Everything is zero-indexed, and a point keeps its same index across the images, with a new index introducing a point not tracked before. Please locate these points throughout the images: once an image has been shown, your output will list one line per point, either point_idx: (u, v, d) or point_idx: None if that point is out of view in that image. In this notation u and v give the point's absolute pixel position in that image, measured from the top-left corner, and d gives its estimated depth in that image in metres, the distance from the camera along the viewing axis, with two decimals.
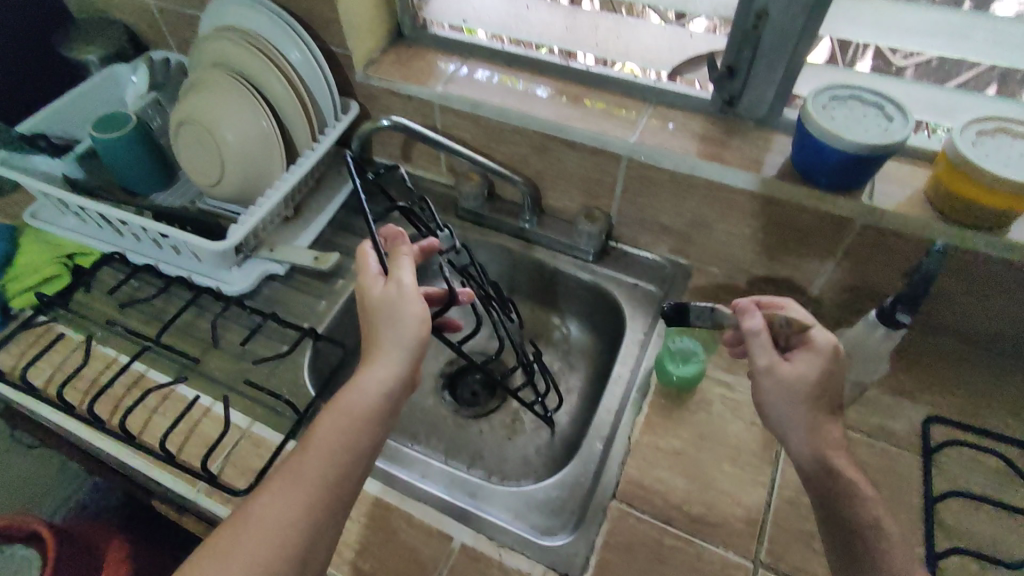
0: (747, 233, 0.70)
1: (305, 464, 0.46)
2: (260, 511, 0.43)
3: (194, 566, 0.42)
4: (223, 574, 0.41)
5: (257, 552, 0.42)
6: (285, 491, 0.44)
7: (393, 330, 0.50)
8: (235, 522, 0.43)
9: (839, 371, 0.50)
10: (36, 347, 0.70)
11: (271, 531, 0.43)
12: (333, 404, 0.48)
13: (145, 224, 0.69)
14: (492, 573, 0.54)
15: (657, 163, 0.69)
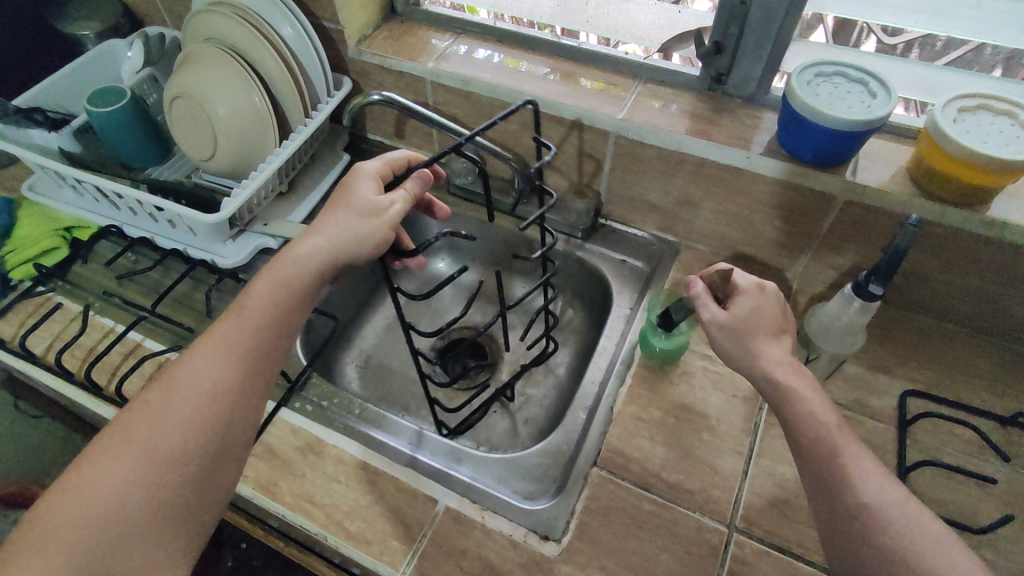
0: (733, 211, 0.71)
1: (236, 329, 0.49)
2: (191, 370, 0.47)
3: (128, 419, 0.45)
4: (158, 425, 0.44)
5: (189, 406, 0.45)
6: (215, 354, 0.48)
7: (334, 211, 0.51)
8: (166, 382, 0.46)
9: (771, 302, 0.51)
10: (36, 316, 0.72)
11: (201, 388, 0.46)
12: (265, 275, 0.51)
13: (140, 197, 0.70)
14: (475, 535, 0.56)
15: (645, 140, 0.69)
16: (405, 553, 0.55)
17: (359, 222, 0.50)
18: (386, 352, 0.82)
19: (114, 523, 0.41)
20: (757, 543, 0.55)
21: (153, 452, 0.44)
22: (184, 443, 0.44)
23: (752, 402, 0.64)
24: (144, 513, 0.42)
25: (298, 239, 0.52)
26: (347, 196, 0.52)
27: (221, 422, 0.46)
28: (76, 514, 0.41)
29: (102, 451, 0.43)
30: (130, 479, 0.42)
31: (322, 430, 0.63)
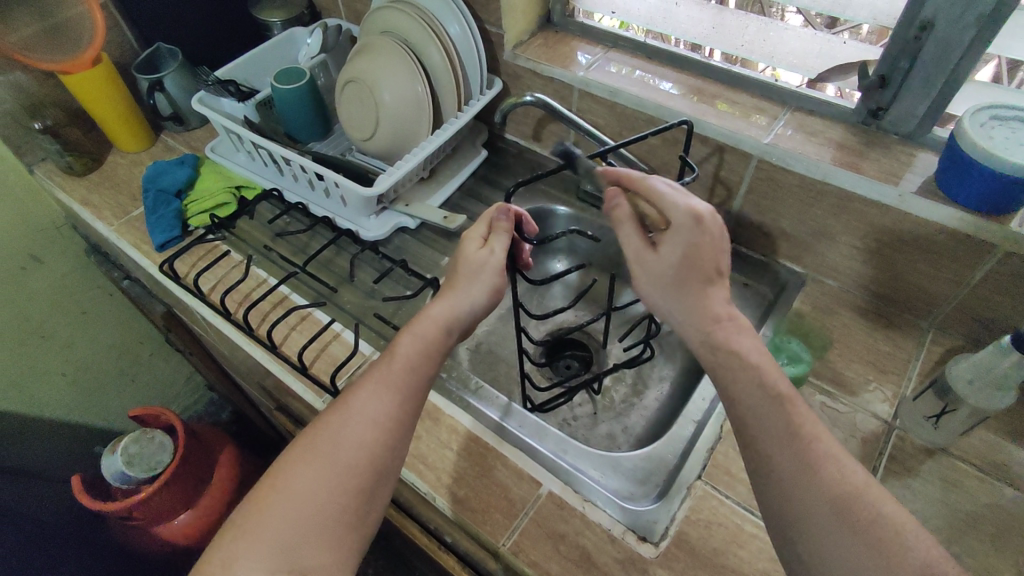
0: (873, 248, 0.69)
1: (391, 367, 0.53)
2: (351, 406, 0.51)
3: (297, 453, 0.49)
4: (325, 457, 0.48)
5: (351, 438, 0.49)
6: (376, 393, 0.51)
7: (464, 270, 0.58)
8: (329, 416, 0.51)
9: (706, 242, 0.49)
10: (206, 260, 0.82)
11: (360, 423, 0.50)
12: (410, 324, 0.55)
13: (307, 165, 0.78)
14: (575, 522, 0.58)
15: (789, 165, 0.69)
16: (507, 527, 0.58)
17: (474, 287, 0.57)
18: (497, 341, 0.86)
19: (294, 547, 0.45)
20: None
21: (326, 483, 0.47)
22: (347, 477, 0.48)
23: (870, 445, 0.62)
24: (317, 540, 0.45)
25: (427, 304, 0.57)
26: (458, 263, 0.58)
27: (379, 453, 0.49)
28: (262, 540, 0.45)
29: (279, 480, 0.47)
30: (305, 510, 0.46)
31: (440, 399, 0.67)
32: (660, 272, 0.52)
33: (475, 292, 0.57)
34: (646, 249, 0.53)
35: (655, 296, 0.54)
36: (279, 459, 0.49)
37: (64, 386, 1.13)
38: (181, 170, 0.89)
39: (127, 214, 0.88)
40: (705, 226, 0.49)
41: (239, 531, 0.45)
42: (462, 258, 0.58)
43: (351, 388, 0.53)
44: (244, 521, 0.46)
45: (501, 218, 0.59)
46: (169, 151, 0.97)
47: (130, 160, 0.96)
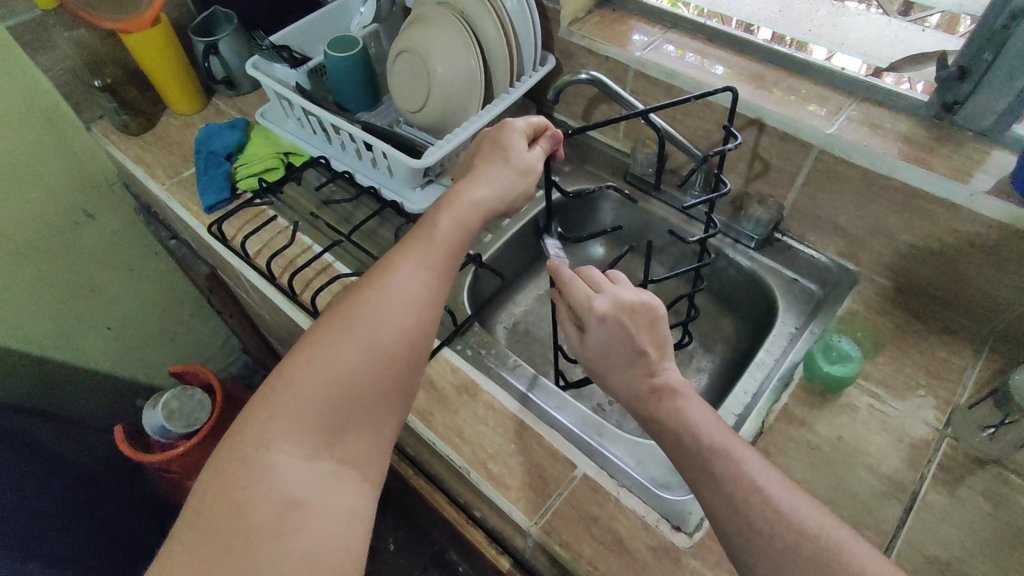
0: (935, 248, 0.66)
1: (431, 250, 0.54)
2: (392, 280, 0.51)
3: (338, 323, 0.49)
4: (373, 326, 0.49)
5: (397, 310, 0.50)
6: (417, 271, 0.52)
7: (503, 160, 0.59)
8: (368, 290, 0.51)
9: (617, 335, 0.53)
10: (253, 223, 0.83)
11: (404, 298, 0.50)
12: (447, 208, 0.57)
13: (357, 134, 0.78)
14: (608, 507, 0.57)
15: (852, 158, 0.66)
16: (539, 506, 0.58)
17: (515, 181, 0.60)
18: (534, 321, 0.86)
19: (344, 406, 0.46)
20: None
21: (372, 353, 0.48)
22: (394, 347, 0.49)
23: (917, 452, 0.60)
24: (363, 408, 0.47)
25: (464, 184, 0.58)
26: (505, 151, 0.60)
27: (422, 327, 0.51)
28: (310, 399, 0.45)
29: (323, 344, 0.47)
30: (354, 374, 0.47)
31: (477, 373, 0.68)
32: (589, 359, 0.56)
33: (516, 189, 0.60)
34: (577, 338, 0.58)
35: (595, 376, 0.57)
36: (317, 327, 0.49)
37: (110, 340, 1.17)
38: (232, 134, 0.89)
39: (178, 174, 0.89)
40: (611, 320, 0.53)
41: (285, 390, 0.45)
42: (511, 149, 0.60)
43: (386, 264, 0.53)
44: (290, 380, 0.46)
45: (547, 141, 0.63)
46: (220, 114, 0.98)
47: (183, 121, 0.97)
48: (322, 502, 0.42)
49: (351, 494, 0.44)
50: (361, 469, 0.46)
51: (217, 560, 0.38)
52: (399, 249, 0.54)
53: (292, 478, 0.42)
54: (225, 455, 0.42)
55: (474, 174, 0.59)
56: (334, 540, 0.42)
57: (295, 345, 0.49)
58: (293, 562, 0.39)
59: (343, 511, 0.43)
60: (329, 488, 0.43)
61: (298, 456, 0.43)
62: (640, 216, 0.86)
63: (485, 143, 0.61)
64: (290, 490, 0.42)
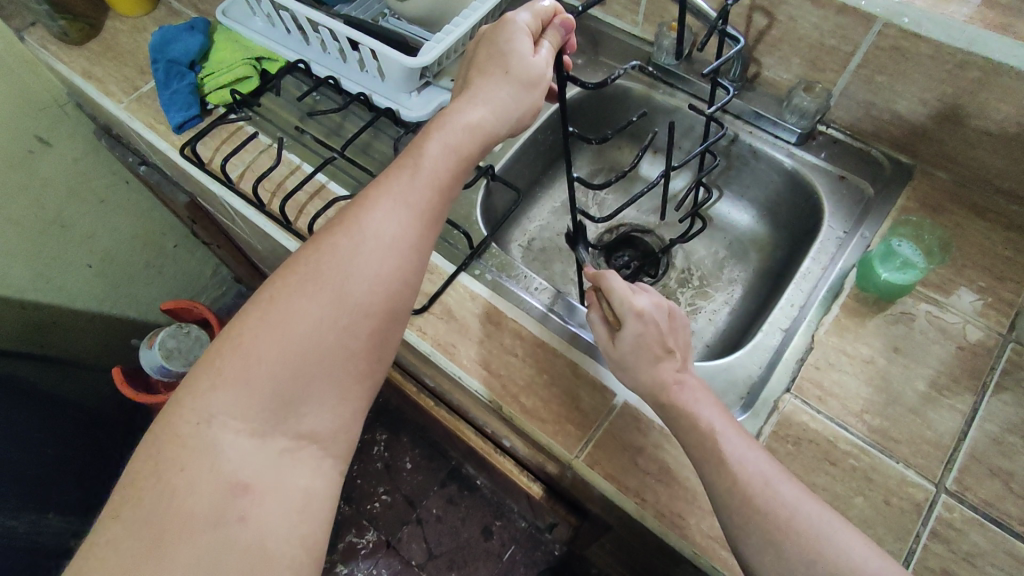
0: (1011, 134, 0.58)
1: (411, 187, 0.45)
2: (363, 226, 0.44)
3: (300, 277, 0.43)
4: (334, 285, 0.42)
5: (365, 267, 0.43)
6: (392, 214, 0.44)
7: (504, 69, 0.48)
8: (336, 235, 0.44)
9: (653, 330, 0.49)
10: (230, 142, 0.73)
11: (374, 251, 0.43)
12: (437, 131, 0.47)
13: (340, 30, 0.67)
14: (653, 436, 0.54)
15: (924, 30, 0.57)
16: (580, 439, 0.54)
17: (520, 97, 0.49)
18: (552, 237, 0.78)
19: (301, 378, 0.41)
20: (969, 508, 0.49)
21: (336, 315, 0.42)
22: (360, 311, 0.42)
23: (979, 359, 0.56)
24: (322, 378, 0.42)
25: (457, 104, 0.48)
26: (504, 58, 0.48)
27: (399, 284, 0.44)
28: (262, 370, 0.40)
29: (278, 304, 0.42)
30: (311, 342, 0.41)
31: (499, 300, 0.61)
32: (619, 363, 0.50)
33: (518, 107, 0.49)
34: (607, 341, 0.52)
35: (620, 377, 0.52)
36: (276, 279, 0.43)
37: (93, 279, 1.09)
38: (191, 37, 0.76)
39: (136, 89, 0.78)
40: (647, 314, 0.49)
41: (233, 356, 0.40)
42: (512, 55, 0.48)
43: (358, 204, 0.45)
44: (238, 346, 0.40)
45: (554, 30, 0.50)
46: (174, 15, 0.85)
47: (132, 26, 0.84)
48: (271, 485, 0.39)
49: (309, 472, 0.41)
50: (321, 441, 0.42)
51: (144, 549, 0.35)
52: (377, 183, 0.46)
53: (238, 458, 0.39)
54: (163, 431, 0.39)
55: (469, 89, 0.49)
56: (283, 526, 0.38)
57: (251, 298, 0.43)
58: (234, 555, 0.36)
59: (297, 491, 0.40)
60: (282, 469, 0.40)
61: (245, 434, 0.39)
62: (663, 109, 0.76)
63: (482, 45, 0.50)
64: (234, 472, 0.38)
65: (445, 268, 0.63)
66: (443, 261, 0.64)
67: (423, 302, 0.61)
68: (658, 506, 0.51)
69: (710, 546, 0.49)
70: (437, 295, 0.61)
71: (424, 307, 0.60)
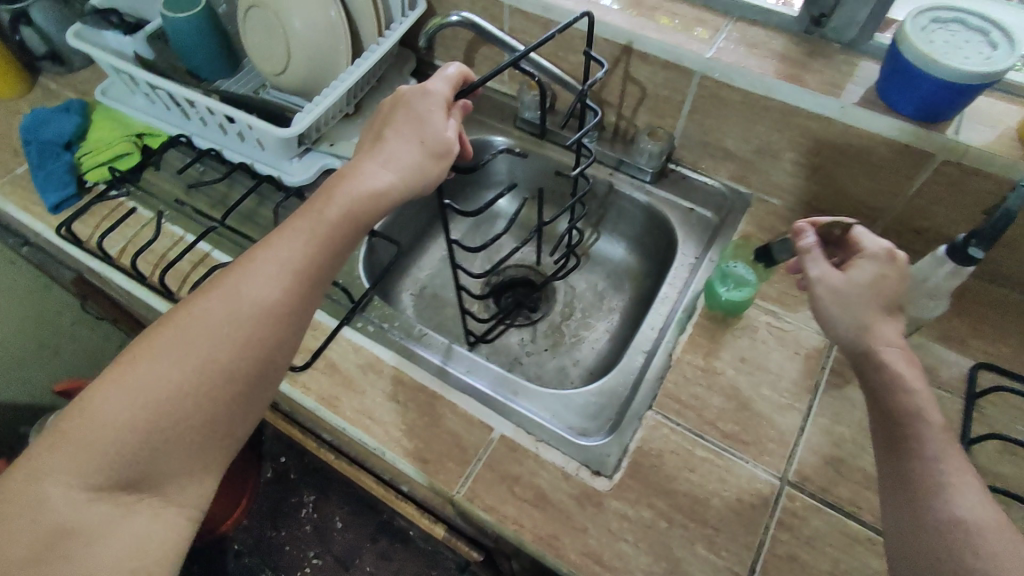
0: (817, 163, 0.68)
1: (299, 238, 0.44)
2: (241, 287, 0.42)
3: (170, 326, 0.40)
4: (205, 337, 0.40)
5: (237, 321, 0.41)
6: (276, 265, 0.43)
7: (413, 128, 0.48)
8: (215, 285, 0.42)
9: (898, 277, 0.47)
10: (110, 218, 0.74)
11: (250, 312, 0.41)
12: (343, 183, 0.46)
13: (214, 107, 0.69)
14: (529, 463, 0.57)
15: (732, 81, 0.66)
16: (459, 475, 0.57)
17: (423, 164, 0.48)
18: (441, 283, 0.82)
19: (154, 437, 0.38)
20: (809, 496, 0.55)
21: (199, 369, 0.39)
22: (229, 374, 0.40)
23: (811, 361, 0.63)
24: (178, 437, 0.39)
25: (364, 159, 0.47)
26: (420, 123, 0.48)
27: (271, 341, 0.42)
28: (110, 433, 0.37)
29: (136, 364, 0.39)
30: (168, 405, 0.38)
31: (382, 350, 0.64)
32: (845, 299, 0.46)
33: (428, 167, 0.48)
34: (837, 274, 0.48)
35: (835, 319, 0.46)
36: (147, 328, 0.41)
37: None
38: (68, 120, 0.78)
39: (10, 171, 0.78)
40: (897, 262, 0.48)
41: (80, 407, 0.37)
42: (426, 120, 0.48)
43: (242, 262, 0.43)
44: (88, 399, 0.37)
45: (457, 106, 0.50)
46: (51, 96, 0.85)
47: (6, 109, 0.84)
48: (101, 550, 0.36)
49: (153, 535, 0.38)
50: (168, 504, 0.39)
51: None
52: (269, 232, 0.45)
53: (72, 522, 0.35)
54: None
55: (380, 144, 0.48)
56: None
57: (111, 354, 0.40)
58: None
59: (129, 558, 0.36)
60: (122, 532, 0.37)
61: (83, 495, 0.36)
62: (544, 165, 0.82)
63: (399, 105, 0.49)
64: (62, 530, 0.35)
65: (328, 323, 0.66)
66: (326, 316, 0.67)
67: (306, 358, 0.63)
68: (535, 530, 0.54)
69: (585, 562, 0.52)
70: (319, 350, 0.63)
71: (306, 363, 0.62)
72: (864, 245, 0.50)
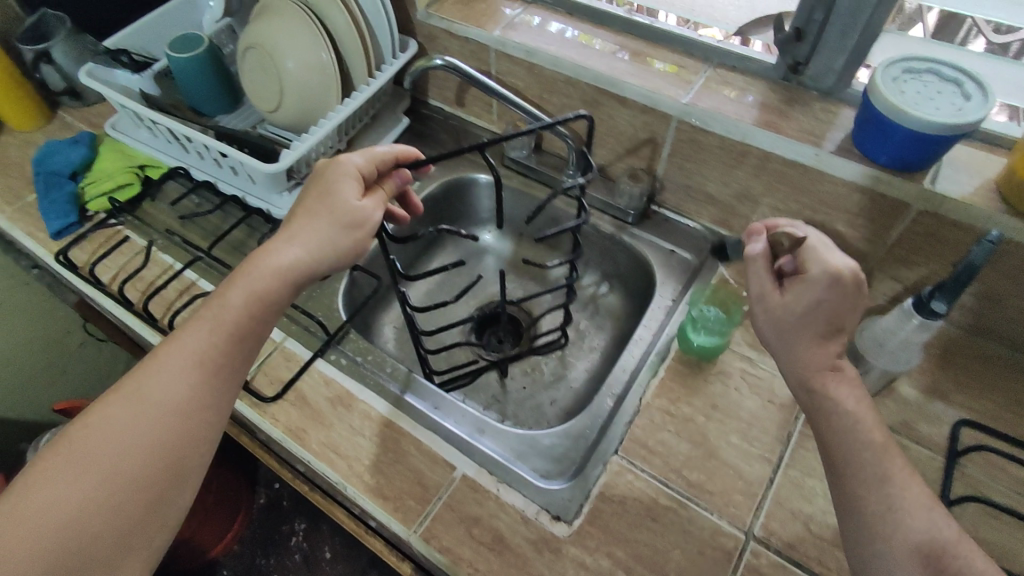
0: (795, 209, 0.67)
1: (197, 339, 0.46)
2: (147, 389, 0.43)
3: (66, 446, 0.41)
4: (104, 449, 0.41)
5: (137, 427, 0.42)
6: (176, 369, 0.44)
7: (322, 207, 0.50)
8: (112, 399, 0.43)
9: (841, 301, 0.44)
10: (106, 246, 0.77)
11: (158, 412, 0.43)
12: (242, 277, 0.47)
13: (208, 142, 0.73)
14: (488, 505, 0.57)
15: (708, 126, 0.66)
16: (418, 514, 0.56)
17: (340, 236, 0.49)
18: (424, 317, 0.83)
19: (58, 559, 0.38)
20: (775, 554, 0.53)
21: (99, 483, 0.40)
22: (140, 477, 0.41)
23: (786, 410, 0.62)
24: (86, 555, 0.39)
25: (271, 244, 0.49)
26: (329, 199, 0.50)
27: (177, 442, 0.43)
28: (17, 558, 0.37)
29: (42, 484, 0.39)
30: (75, 518, 0.39)
31: (352, 384, 0.65)
32: (776, 323, 0.46)
33: (337, 241, 0.49)
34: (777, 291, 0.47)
35: (770, 343, 0.47)
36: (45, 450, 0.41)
37: None
38: (75, 151, 0.82)
39: (19, 199, 0.82)
40: (845, 283, 0.44)
41: None
42: (337, 194, 0.50)
43: (139, 372, 0.45)
44: None
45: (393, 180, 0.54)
46: (65, 128, 0.90)
47: (23, 140, 0.89)
48: None
49: None
50: None
51: None
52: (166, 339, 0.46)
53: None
54: None
55: (289, 227, 0.50)
56: None
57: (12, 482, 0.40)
58: None
59: None
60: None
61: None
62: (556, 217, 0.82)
63: (314, 182, 0.51)
64: None
65: (302, 354, 0.67)
66: (301, 347, 0.68)
67: (278, 389, 0.64)
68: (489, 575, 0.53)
69: None
70: (292, 381, 0.64)
71: (277, 395, 0.63)
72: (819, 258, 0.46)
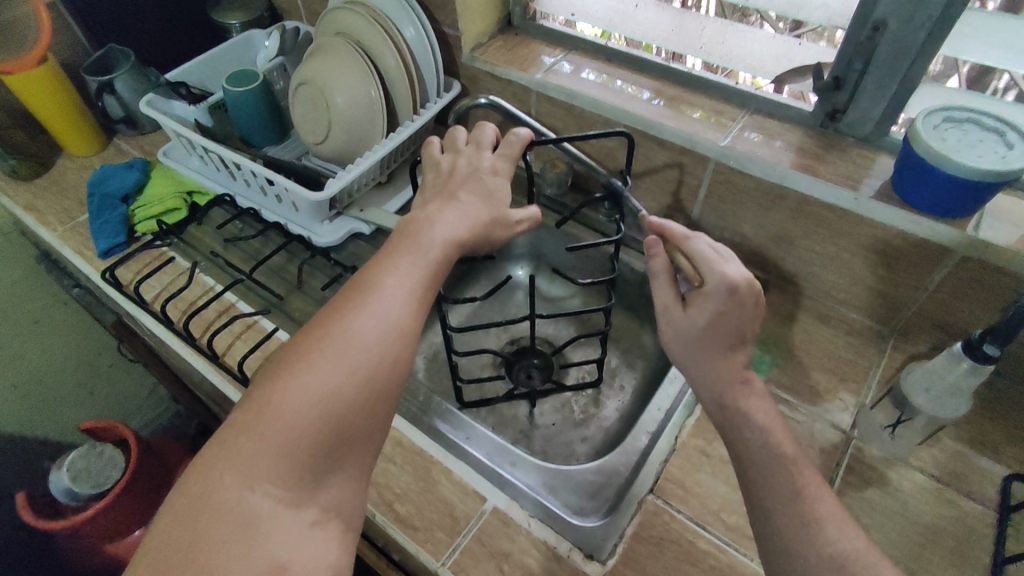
0: (831, 252, 0.67)
1: (413, 264, 0.48)
2: (376, 302, 0.45)
3: (313, 343, 0.42)
4: (352, 348, 0.42)
5: (377, 332, 0.43)
6: (399, 287, 0.46)
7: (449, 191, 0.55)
8: (345, 306, 0.45)
9: (738, 310, 0.49)
10: (152, 265, 0.79)
11: (391, 326, 0.44)
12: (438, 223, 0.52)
13: (257, 171, 0.75)
14: (520, 540, 0.55)
15: (746, 168, 0.67)
16: (448, 545, 0.55)
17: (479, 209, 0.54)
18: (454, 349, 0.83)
19: (328, 444, 0.40)
20: None
21: (353, 379, 0.41)
22: (379, 382, 0.42)
23: (827, 457, 0.60)
24: (348, 442, 0.41)
25: (423, 220, 0.52)
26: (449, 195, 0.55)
27: (406, 351, 0.45)
28: (293, 437, 0.39)
29: (298, 377, 0.40)
30: (333, 412, 0.40)
31: None
32: (677, 334, 0.51)
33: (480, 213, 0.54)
34: (675, 306, 0.52)
35: (676, 353, 0.52)
36: (289, 348, 0.43)
37: (18, 400, 1.09)
38: (129, 175, 0.85)
39: (72, 219, 0.85)
40: (741, 293, 0.49)
41: (255, 425, 0.39)
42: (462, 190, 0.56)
43: (366, 285, 0.46)
44: (260, 415, 0.39)
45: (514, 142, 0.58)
46: (120, 155, 0.94)
47: (80, 164, 0.93)
48: (302, 558, 0.37)
49: (334, 547, 0.39)
50: (341, 518, 0.41)
51: None
52: (382, 261, 0.48)
53: (270, 531, 0.37)
54: (184, 515, 0.36)
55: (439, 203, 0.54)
56: None
57: (264, 377, 0.41)
58: None
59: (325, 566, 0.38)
60: (309, 541, 0.38)
61: (280, 504, 0.37)
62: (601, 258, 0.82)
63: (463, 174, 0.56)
64: (264, 545, 0.36)
65: None
66: None
67: None
68: None
69: None
70: None
71: None
72: (728, 270, 0.50)
